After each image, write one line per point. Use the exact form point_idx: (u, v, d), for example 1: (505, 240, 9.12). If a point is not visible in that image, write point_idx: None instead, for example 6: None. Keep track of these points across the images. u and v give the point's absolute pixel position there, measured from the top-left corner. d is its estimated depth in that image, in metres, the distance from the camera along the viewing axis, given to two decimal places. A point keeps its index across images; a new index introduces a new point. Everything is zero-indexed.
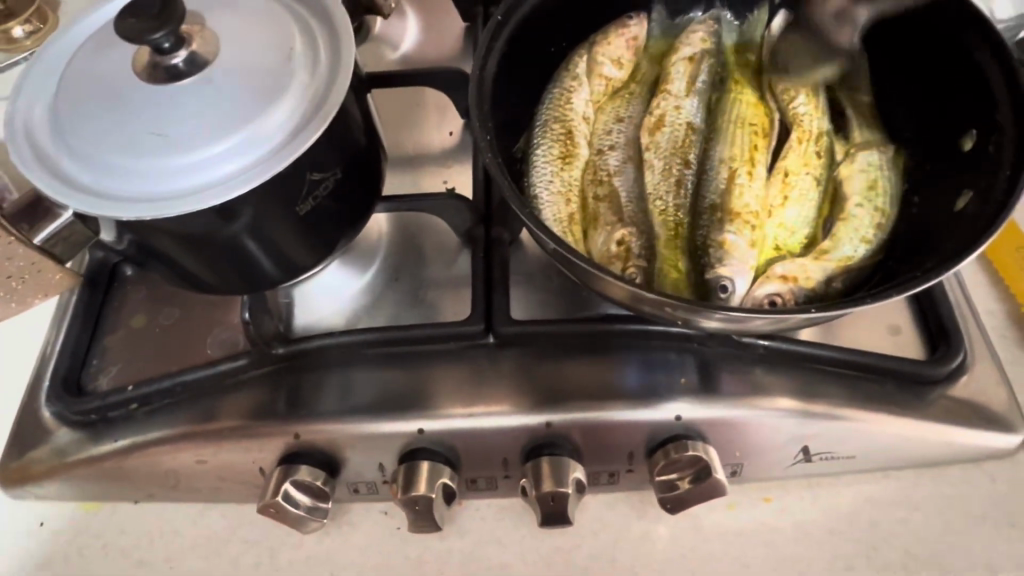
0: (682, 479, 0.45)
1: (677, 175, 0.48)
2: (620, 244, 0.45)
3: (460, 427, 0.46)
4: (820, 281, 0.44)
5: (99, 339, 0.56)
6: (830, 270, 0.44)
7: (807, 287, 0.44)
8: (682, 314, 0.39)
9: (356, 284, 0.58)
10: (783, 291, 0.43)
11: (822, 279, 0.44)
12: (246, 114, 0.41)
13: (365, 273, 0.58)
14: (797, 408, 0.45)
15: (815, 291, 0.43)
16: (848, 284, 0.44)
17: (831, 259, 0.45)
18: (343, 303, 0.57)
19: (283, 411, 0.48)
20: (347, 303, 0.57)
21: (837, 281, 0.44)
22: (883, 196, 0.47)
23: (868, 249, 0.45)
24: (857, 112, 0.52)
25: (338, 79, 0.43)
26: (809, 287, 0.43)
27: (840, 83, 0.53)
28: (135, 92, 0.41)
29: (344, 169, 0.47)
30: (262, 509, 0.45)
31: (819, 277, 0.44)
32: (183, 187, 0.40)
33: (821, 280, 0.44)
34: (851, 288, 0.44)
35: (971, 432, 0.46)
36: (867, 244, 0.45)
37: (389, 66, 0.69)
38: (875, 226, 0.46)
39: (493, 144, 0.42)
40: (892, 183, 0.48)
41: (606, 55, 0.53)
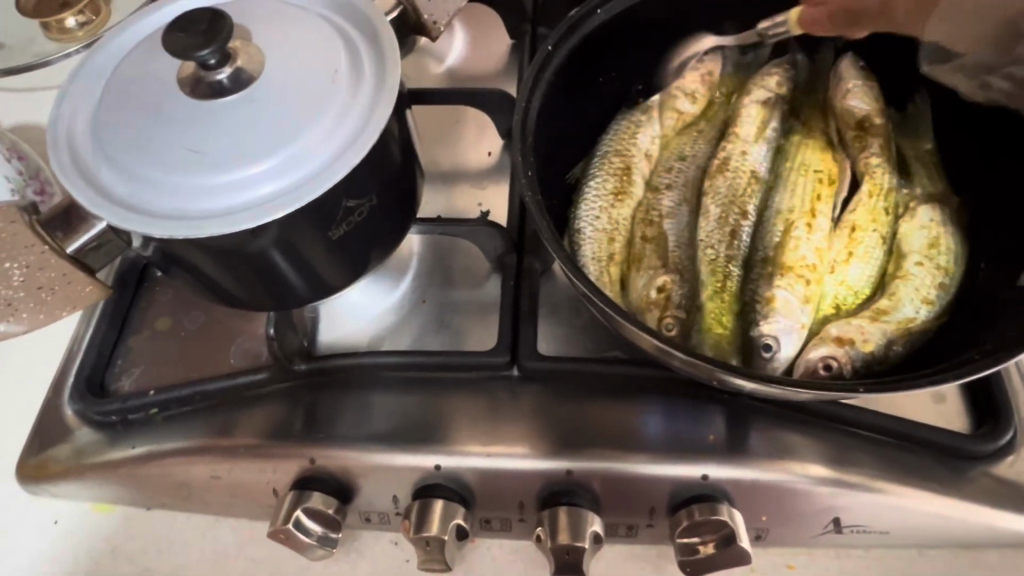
0: (708, 543, 0.43)
1: (733, 225, 0.45)
2: (660, 290, 0.44)
3: (477, 465, 0.45)
4: (878, 345, 0.41)
5: (126, 339, 0.57)
6: (888, 333, 0.41)
7: (864, 350, 0.41)
8: (717, 376, 0.37)
9: (387, 301, 0.57)
10: (838, 354, 0.40)
11: (881, 341, 0.41)
12: (285, 136, 0.40)
13: (394, 290, 0.58)
14: (830, 476, 0.43)
15: (873, 356, 0.41)
16: (910, 348, 0.41)
17: (891, 321, 0.42)
18: (373, 320, 0.56)
19: (300, 433, 0.47)
20: (377, 319, 0.56)
21: (897, 344, 0.41)
22: (945, 253, 0.44)
23: (930, 310, 0.42)
24: (922, 162, 0.49)
25: (383, 104, 0.41)
26: (867, 351, 0.41)
27: (902, 127, 0.50)
28: (181, 105, 0.41)
29: (379, 194, 0.46)
30: (272, 534, 0.45)
31: (877, 339, 0.41)
32: (222, 208, 0.39)
33: (880, 343, 0.41)
34: (915, 354, 0.41)
35: (1016, 517, 0.44)
36: (929, 306, 0.42)
37: (432, 80, 0.68)
38: (936, 286, 0.43)
39: (534, 180, 0.41)
40: (955, 241, 0.44)
41: (681, 89, 0.52)
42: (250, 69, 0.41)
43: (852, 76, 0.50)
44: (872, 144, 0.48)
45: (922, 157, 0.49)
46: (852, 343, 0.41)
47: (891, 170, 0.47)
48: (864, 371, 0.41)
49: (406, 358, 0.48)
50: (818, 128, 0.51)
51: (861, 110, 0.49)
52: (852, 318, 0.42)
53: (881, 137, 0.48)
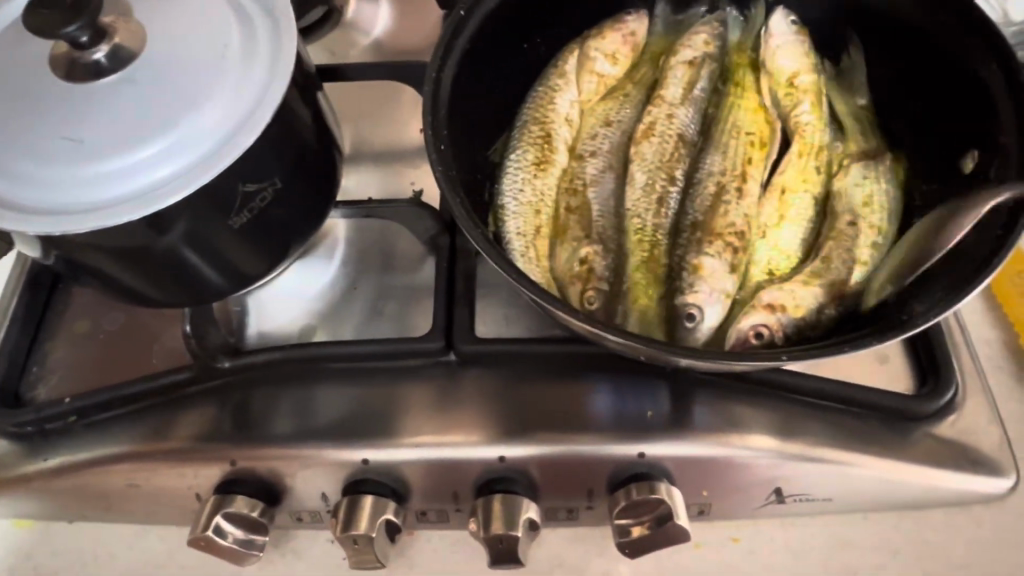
0: (636, 525, 0.42)
1: (660, 192, 0.44)
2: (583, 263, 0.42)
3: (408, 458, 0.43)
4: (810, 310, 0.40)
5: (42, 344, 0.53)
6: (821, 296, 0.40)
7: (795, 316, 0.40)
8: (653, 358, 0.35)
9: (323, 275, 0.55)
10: (770, 322, 0.39)
11: (813, 306, 0.40)
12: (171, 118, 0.37)
13: (329, 264, 0.56)
14: (769, 447, 0.42)
15: (805, 321, 0.40)
16: (843, 310, 0.41)
17: (823, 283, 0.40)
18: (309, 297, 0.54)
19: (222, 434, 0.45)
20: (313, 296, 0.54)
21: (829, 308, 0.40)
22: (879, 211, 0.43)
23: (863, 271, 0.41)
24: (853, 116, 0.47)
25: (278, 81, 0.39)
26: (799, 317, 0.39)
27: (836, 83, 0.49)
28: (55, 92, 0.38)
29: (286, 177, 0.43)
30: (192, 542, 0.42)
31: (809, 304, 0.40)
32: (103, 200, 0.36)
33: (812, 308, 0.40)
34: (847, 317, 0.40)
35: (958, 477, 0.43)
36: (861, 266, 0.41)
37: (361, 55, 0.65)
38: (870, 246, 0.42)
39: (446, 154, 0.39)
40: (889, 197, 0.43)
41: (600, 50, 0.49)
42: (130, 47, 0.38)
43: (781, 32, 0.48)
44: (804, 101, 0.46)
45: (853, 113, 0.47)
46: (784, 309, 0.40)
47: (822, 128, 0.46)
48: (796, 337, 0.39)
49: (329, 349, 0.45)
50: (753, 87, 0.48)
51: (788, 68, 0.47)
52: (784, 283, 0.41)
53: (812, 94, 0.47)
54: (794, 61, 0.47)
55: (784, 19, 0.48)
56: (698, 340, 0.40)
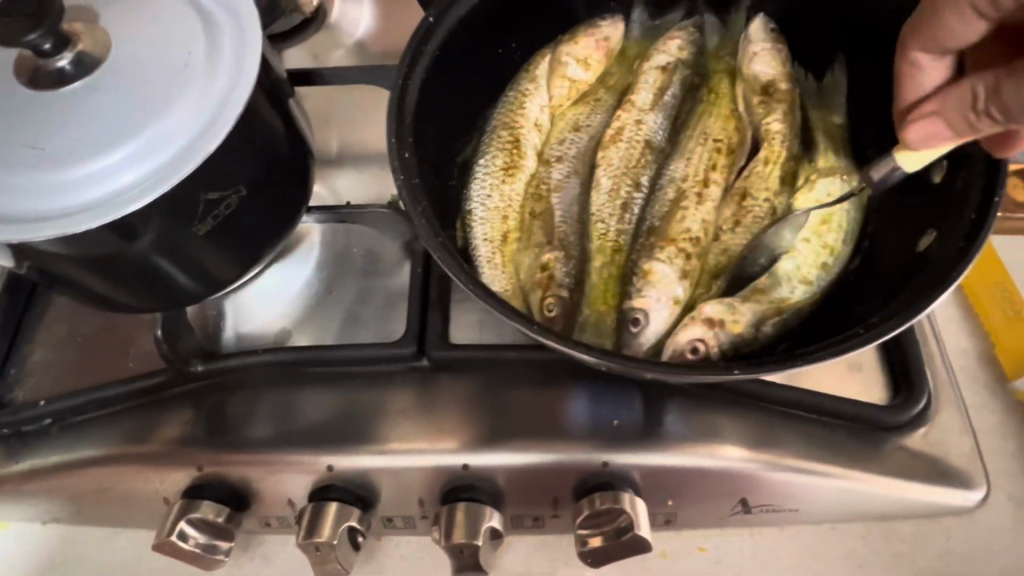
0: (594, 536, 0.42)
1: (624, 198, 0.44)
2: (545, 268, 0.42)
3: (374, 465, 0.43)
4: (747, 326, 0.40)
5: (20, 346, 0.54)
6: (758, 312, 0.40)
7: (733, 331, 0.39)
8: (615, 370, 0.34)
9: (301, 273, 0.55)
10: (707, 337, 0.39)
11: (750, 322, 0.40)
12: (134, 125, 0.37)
13: (307, 261, 0.56)
14: (735, 457, 0.42)
15: (740, 337, 0.39)
16: (781, 328, 0.40)
17: (765, 300, 0.40)
18: (287, 296, 0.54)
19: (191, 439, 0.45)
20: (292, 295, 0.54)
21: (767, 325, 0.40)
22: (835, 231, 0.43)
23: (806, 290, 0.41)
24: (826, 134, 0.47)
25: (242, 87, 0.39)
26: (735, 332, 0.39)
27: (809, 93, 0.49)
28: (20, 99, 0.38)
29: (251, 184, 0.43)
30: (157, 547, 0.43)
31: (746, 320, 0.40)
32: (69, 206, 0.36)
33: (750, 324, 0.40)
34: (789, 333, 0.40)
35: (928, 490, 0.43)
36: (806, 286, 0.41)
37: (344, 57, 0.65)
38: (818, 266, 0.42)
39: (409, 162, 0.39)
40: (849, 217, 0.43)
41: (572, 55, 0.49)
42: (95, 54, 0.39)
43: (758, 38, 0.47)
44: (776, 110, 0.46)
45: (827, 129, 0.47)
46: (722, 325, 0.39)
47: (791, 137, 0.46)
48: (733, 352, 0.39)
49: (296, 354, 0.45)
50: (725, 95, 0.49)
51: (763, 76, 0.47)
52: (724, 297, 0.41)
53: (784, 103, 0.46)
54: (770, 70, 0.47)
55: (760, 26, 0.48)
56: (641, 345, 0.40)
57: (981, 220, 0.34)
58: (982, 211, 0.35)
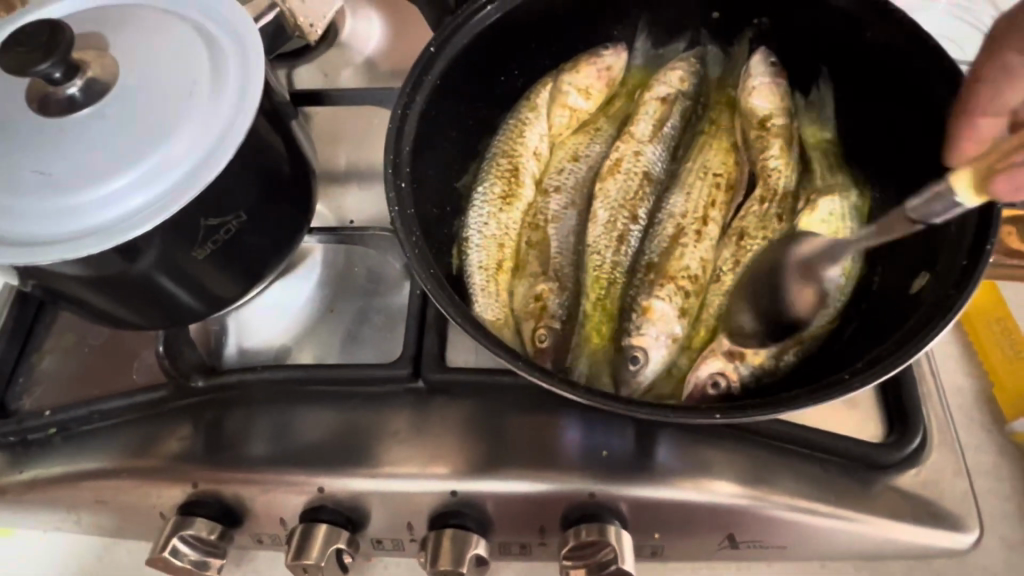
0: (576, 568, 0.42)
1: (620, 230, 0.44)
2: (538, 299, 0.43)
3: (365, 488, 0.44)
4: (769, 358, 0.39)
5: (28, 356, 0.55)
6: (779, 341, 0.40)
7: (754, 364, 0.39)
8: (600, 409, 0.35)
9: (305, 288, 0.56)
10: (727, 371, 0.38)
11: (771, 353, 0.39)
12: (138, 152, 0.38)
13: (311, 276, 0.57)
14: (723, 493, 0.42)
15: (764, 369, 0.39)
16: (803, 357, 0.40)
17: (784, 328, 0.40)
18: (291, 311, 0.55)
19: (187, 455, 0.46)
20: (295, 309, 0.55)
21: (789, 355, 0.39)
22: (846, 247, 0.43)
23: (826, 312, 0.41)
24: (819, 150, 0.48)
25: (244, 116, 0.40)
26: (757, 365, 0.39)
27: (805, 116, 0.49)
28: (29, 124, 0.39)
29: (252, 210, 0.44)
30: (150, 562, 0.44)
31: (767, 351, 0.39)
32: (75, 229, 0.37)
33: (770, 355, 0.39)
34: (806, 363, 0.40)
35: (919, 532, 0.42)
36: (823, 308, 0.41)
37: (353, 75, 0.66)
38: (832, 286, 0.41)
39: (404, 193, 0.40)
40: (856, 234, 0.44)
41: (572, 84, 0.49)
42: (104, 81, 0.40)
43: (759, 72, 0.48)
44: (773, 145, 0.46)
45: (818, 145, 0.48)
46: (743, 359, 0.39)
47: (787, 174, 0.46)
48: (754, 386, 0.39)
49: (293, 373, 0.46)
50: (726, 127, 0.49)
51: (762, 110, 0.48)
52: (745, 326, 0.41)
53: (782, 139, 0.47)
54: (767, 103, 0.48)
55: (763, 57, 0.48)
56: (639, 384, 0.40)
57: (973, 265, 0.34)
58: (973, 256, 0.35)
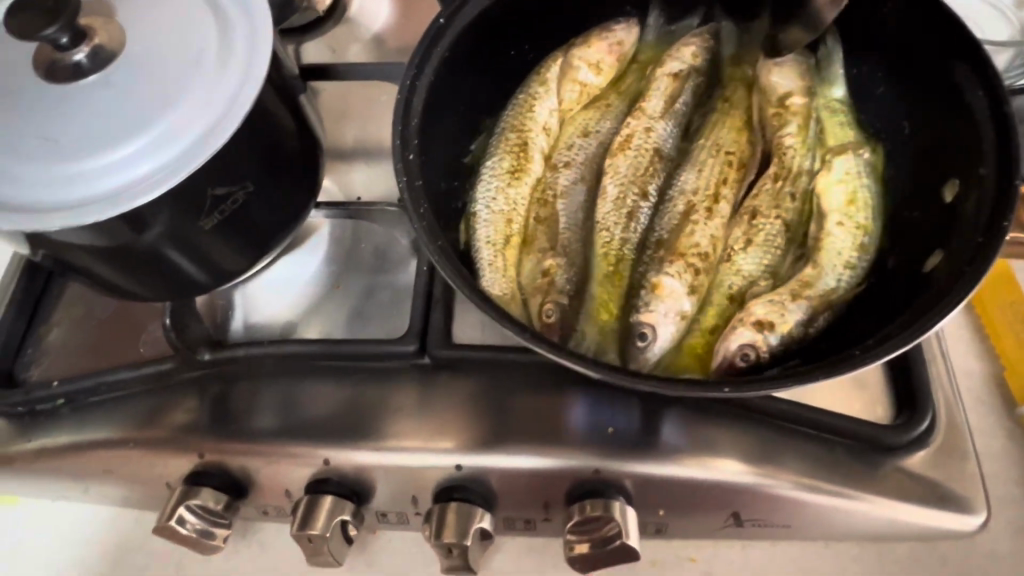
0: (580, 542, 0.42)
1: (630, 207, 0.44)
2: (546, 274, 0.42)
3: (371, 460, 0.44)
4: (798, 327, 0.39)
5: (37, 327, 0.55)
6: (809, 309, 0.40)
7: (784, 332, 0.39)
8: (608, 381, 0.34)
9: (313, 263, 0.56)
10: (756, 340, 0.39)
11: (800, 322, 0.39)
12: (144, 121, 0.38)
13: (318, 252, 0.56)
14: (731, 471, 0.42)
15: (793, 337, 0.39)
16: (830, 323, 0.40)
17: (813, 295, 0.40)
18: (299, 285, 0.55)
19: (194, 426, 0.46)
20: (303, 284, 0.55)
21: (817, 321, 0.40)
22: (863, 210, 0.43)
23: (852, 275, 0.41)
24: (827, 109, 0.46)
25: (252, 85, 0.39)
26: (786, 333, 0.39)
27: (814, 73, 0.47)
28: (37, 91, 0.39)
29: (259, 180, 0.44)
30: (157, 530, 0.44)
31: (796, 320, 0.39)
32: (80, 197, 0.37)
33: (799, 324, 0.39)
34: (821, 340, 0.40)
35: (926, 514, 0.42)
36: (850, 271, 0.41)
37: (360, 51, 0.65)
38: (856, 247, 0.42)
39: (414, 165, 0.39)
40: (872, 193, 0.44)
41: (583, 58, 0.49)
42: (111, 48, 0.39)
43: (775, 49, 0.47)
44: (792, 122, 0.45)
45: (828, 105, 0.47)
46: (772, 327, 0.39)
47: (804, 153, 0.45)
48: (782, 353, 0.39)
49: (302, 346, 0.46)
50: (740, 104, 0.48)
51: (785, 87, 0.47)
52: (772, 295, 0.41)
53: (798, 117, 0.46)
54: (784, 73, 0.46)
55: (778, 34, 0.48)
56: (647, 361, 0.40)
57: (989, 243, 0.33)
58: (990, 234, 0.34)
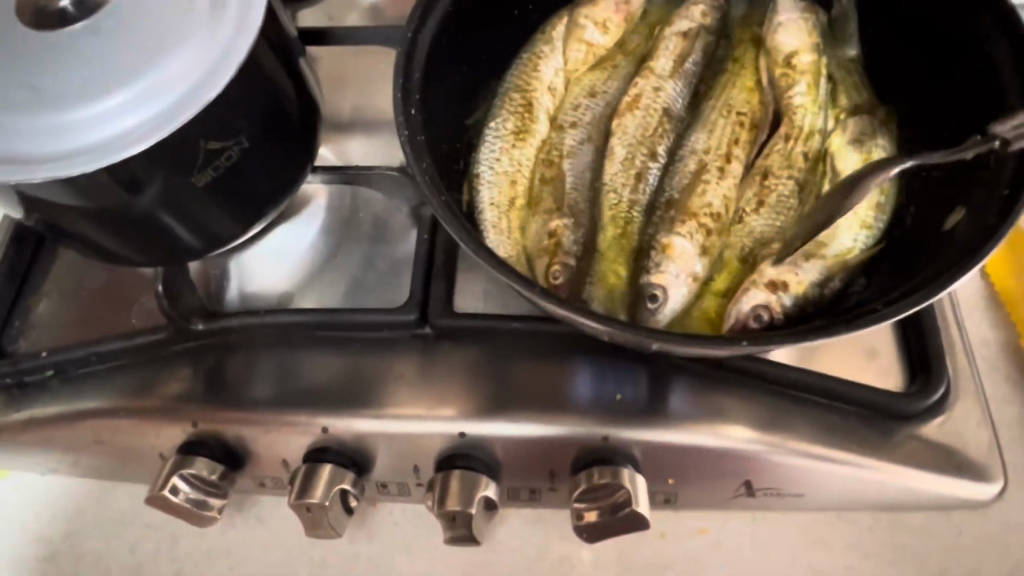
0: (589, 510, 0.41)
1: (639, 167, 0.43)
2: (552, 236, 0.41)
3: (370, 429, 0.43)
4: (814, 286, 0.38)
5: (25, 299, 0.54)
6: (825, 270, 0.38)
7: (797, 293, 0.38)
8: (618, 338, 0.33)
9: (310, 234, 0.54)
10: (770, 302, 0.37)
11: (816, 282, 0.38)
12: (134, 70, 0.36)
13: (315, 222, 0.55)
14: (743, 438, 0.40)
15: (807, 298, 0.38)
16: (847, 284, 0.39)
17: (828, 255, 0.39)
18: (296, 256, 0.53)
19: (188, 395, 0.44)
20: (300, 255, 0.54)
21: (835, 280, 0.39)
22: None
23: (869, 236, 0.40)
24: (843, 71, 0.46)
25: (248, 34, 0.38)
26: (800, 294, 0.38)
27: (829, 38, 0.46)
28: (21, 40, 0.37)
29: (255, 136, 0.42)
30: (150, 500, 0.42)
31: (812, 279, 0.38)
32: (66, 148, 0.35)
33: (814, 284, 0.38)
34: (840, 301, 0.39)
35: (942, 482, 0.41)
36: (868, 231, 0.40)
37: (357, 18, 0.64)
38: (875, 207, 0.40)
39: (415, 120, 0.37)
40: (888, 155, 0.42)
41: (590, 17, 0.47)
42: None
43: (787, 7, 0.46)
44: (800, 81, 0.44)
45: (844, 66, 0.46)
46: (785, 288, 0.38)
47: (817, 112, 0.44)
48: (796, 315, 0.38)
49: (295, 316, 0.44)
50: (751, 65, 0.47)
51: (790, 47, 0.45)
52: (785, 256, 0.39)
53: (810, 74, 0.44)
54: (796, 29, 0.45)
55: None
56: (659, 323, 0.38)
57: (1016, 196, 0.32)
58: (1017, 185, 0.33)
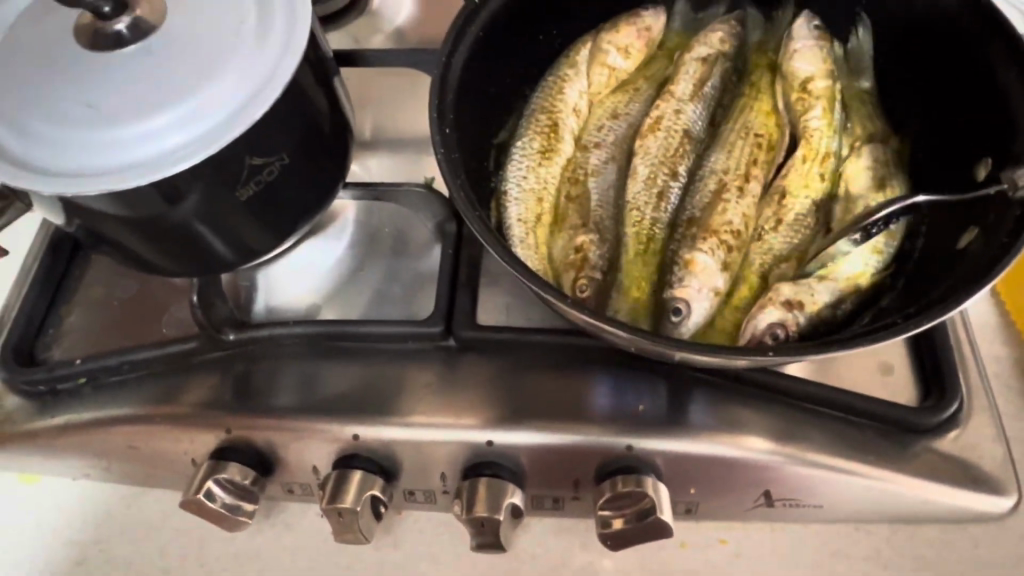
0: (614, 518, 0.42)
1: (661, 186, 0.44)
2: (578, 251, 0.42)
3: (398, 437, 0.44)
4: (826, 307, 0.40)
5: (58, 308, 0.55)
6: (837, 292, 0.40)
7: (811, 312, 0.40)
8: (646, 347, 0.34)
9: (337, 250, 0.56)
10: (784, 319, 0.39)
11: (828, 302, 0.40)
12: (184, 88, 0.38)
13: (343, 239, 0.56)
14: (763, 449, 0.41)
15: (821, 317, 0.40)
16: (857, 306, 0.41)
17: (840, 278, 0.40)
18: (323, 271, 0.55)
19: (220, 402, 0.45)
20: (327, 270, 0.55)
21: (846, 303, 0.40)
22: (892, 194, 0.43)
23: (880, 260, 0.41)
24: (857, 100, 0.48)
25: (292, 55, 0.40)
26: (814, 313, 0.40)
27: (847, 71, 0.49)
28: (80, 60, 0.39)
29: (294, 152, 0.44)
30: (184, 504, 0.44)
31: (825, 299, 0.40)
32: (119, 162, 0.37)
33: (827, 304, 0.40)
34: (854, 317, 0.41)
35: (958, 494, 0.42)
36: (879, 255, 0.41)
37: (382, 41, 0.66)
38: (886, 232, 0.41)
39: (450, 139, 0.39)
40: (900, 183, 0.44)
41: (613, 43, 0.49)
42: (152, 20, 0.40)
43: (802, 35, 0.48)
44: (815, 107, 0.46)
45: (857, 96, 0.48)
46: (802, 307, 0.39)
47: (830, 136, 0.46)
48: (812, 332, 0.40)
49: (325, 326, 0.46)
50: (767, 89, 0.49)
51: (805, 72, 0.47)
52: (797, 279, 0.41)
53: (823, 100, 0.47)
54: (811, 56, 0.47)
55: (806, 23, 0.48)
56: (682, 335, 0.40)
57: None
58: None
